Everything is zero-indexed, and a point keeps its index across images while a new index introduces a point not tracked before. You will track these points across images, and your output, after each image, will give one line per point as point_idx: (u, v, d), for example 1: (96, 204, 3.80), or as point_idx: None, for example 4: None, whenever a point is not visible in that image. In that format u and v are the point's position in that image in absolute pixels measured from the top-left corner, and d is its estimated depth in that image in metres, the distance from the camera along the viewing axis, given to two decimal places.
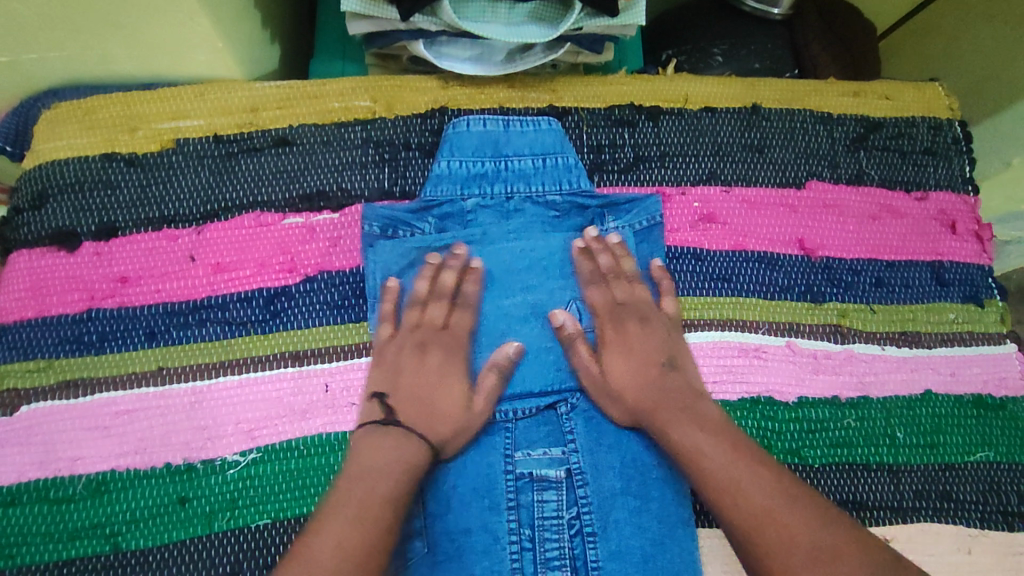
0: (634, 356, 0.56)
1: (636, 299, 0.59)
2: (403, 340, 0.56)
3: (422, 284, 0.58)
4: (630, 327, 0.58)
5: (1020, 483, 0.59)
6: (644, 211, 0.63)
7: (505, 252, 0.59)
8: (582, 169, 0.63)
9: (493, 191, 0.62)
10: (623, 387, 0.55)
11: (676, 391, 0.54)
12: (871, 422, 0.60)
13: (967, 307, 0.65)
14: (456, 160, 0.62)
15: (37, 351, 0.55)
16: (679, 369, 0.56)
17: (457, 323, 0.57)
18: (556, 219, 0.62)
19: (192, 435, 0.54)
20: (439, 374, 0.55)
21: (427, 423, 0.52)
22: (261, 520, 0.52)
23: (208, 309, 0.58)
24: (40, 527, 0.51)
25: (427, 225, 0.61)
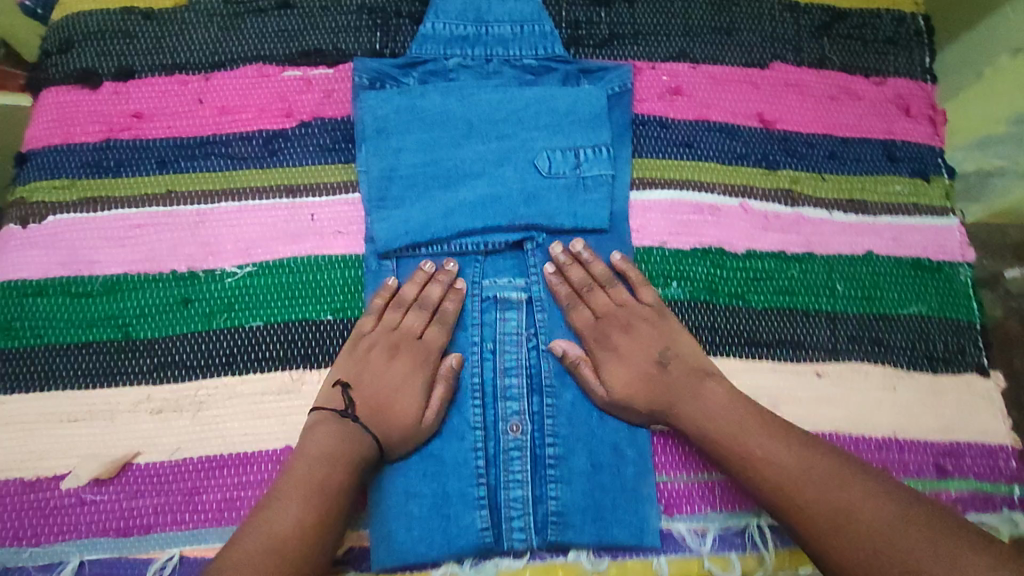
0: (630, 364, 0.58)
1: (612, 313, 0.61)
2: (377, 338, 0.59)
3: (452, 304, 0.60)
4: (615, 338, 0.59)
5: (950, 334, 0.64)
6: (617, 78, 0.68)
7: (485, 104, 0.65)
8: (557, 37, 0.69)
9: (474, 54, 0.67)
10: (630, 394, 0.57)
11: (677, 382, 0.57)
12: (814, 275, 0.65)
13: (914, 182, 0.69)
14: (440, 23, 0.68)
15: (62, 172, 0.62)
16: (674, 363, 0.58)
17: (430, 338, 0.59)
18: (531, 80, 0.68)
19: (196, 249, 0.61)
20: (400, 380, 0.57)
21: (378, 426, 0.55)
22: (253, 322, 0.60)
23: (213, 145, 0.64)
24: (64, 314, 0.59)
25: (413, 79, 0.66)
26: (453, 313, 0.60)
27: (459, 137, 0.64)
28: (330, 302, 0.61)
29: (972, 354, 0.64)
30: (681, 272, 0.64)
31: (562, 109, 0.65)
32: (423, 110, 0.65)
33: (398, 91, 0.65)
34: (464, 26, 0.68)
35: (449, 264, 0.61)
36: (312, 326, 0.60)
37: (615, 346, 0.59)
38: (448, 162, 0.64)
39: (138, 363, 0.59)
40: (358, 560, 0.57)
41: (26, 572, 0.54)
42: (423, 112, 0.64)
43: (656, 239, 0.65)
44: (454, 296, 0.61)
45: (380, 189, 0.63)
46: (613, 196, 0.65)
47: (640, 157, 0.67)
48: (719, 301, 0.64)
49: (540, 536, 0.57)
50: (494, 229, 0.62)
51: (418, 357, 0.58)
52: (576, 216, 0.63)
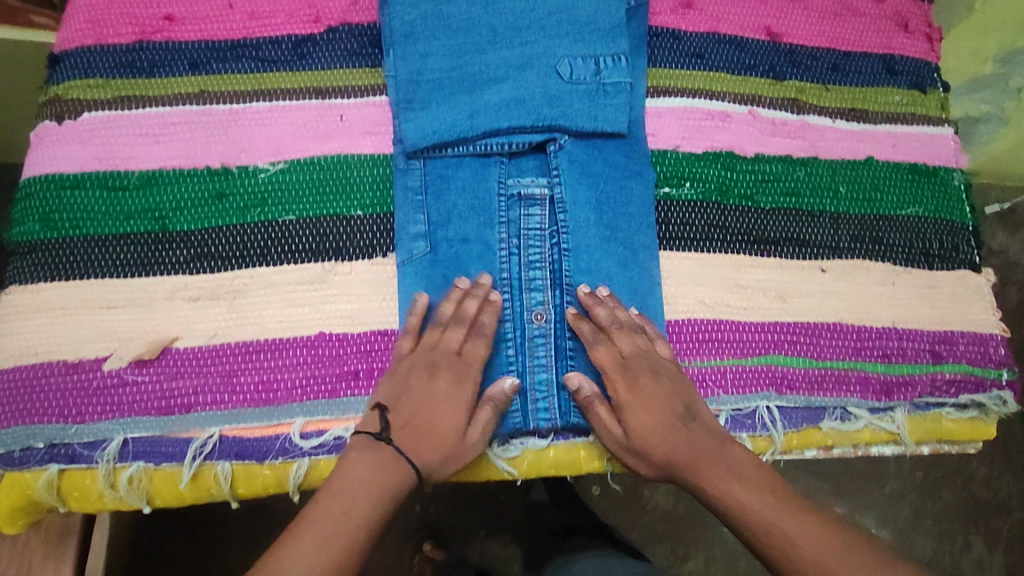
0: (655, 412, 0.58)
1: (643, 355, 0.60)
2: (415, 358, 0.58)
3: (487, 317, 0.59)
4: (643, 383, 0.58)
5: (944, 233, 0.68)
6: None
7: (508, 11, 0.66)
8: None
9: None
10: (652, 443, 0.57)
11: (700, 441, 0.57)
12: (818, 178, 0.68)
13: (912, 94, 0.72)
14: None
15: (95, 72, 0.64)
16: (697, 420, 0.58)
17: (470, 353, 0.59)
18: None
19: (227, 146, 0.64)
20: (440, 401, 0.57)
21: (415, 449, 0.55)
22: (286, 217, 0.62)
23: (244, 48, 0.66)
24: (101, 207, 0.61)
25: None
26: (490, 327, 0.59)
27: (484, 43, 0.66)
28: (359, 199, 0.63)
29: (965, 252, 0.68)
30: (694, 174, 0.67)
31: (583, 19, 0.67)
32: (449, 16, 0.66)
33: None
34: None
35: (462, 281, 0.59)
36: (343, 221, 0.63)
37: (643, 395, 0.58)
38: (473, 66, 0.65)
39: (173, 254, 0.61)
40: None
41: (73, 447, 0.56)
42: (448, 18, 0.66)
43: (670, 143, 0.68)
44: (489, 309, 0.59)
45: (408, 93, 0.64)
46: (631, 103, 0.67)
47: (654, 67, 0.70)
48: (730, 201, 0.67)
49: (565, 419, 0.61)
50: (521, 131, 0.64)
51: (457, 377, 0.58)
52: (597, 119, 0.65)
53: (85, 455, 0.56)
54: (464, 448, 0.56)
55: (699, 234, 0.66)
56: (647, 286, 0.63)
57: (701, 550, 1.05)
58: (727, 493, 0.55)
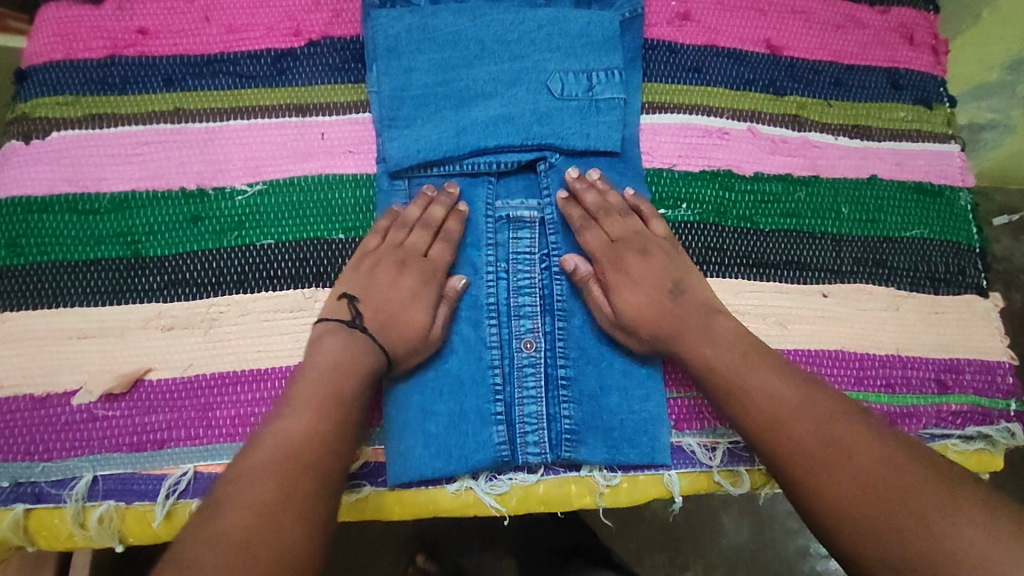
0: (643, 289, 0.57)
1: (631, 236, 0.60)
2: (380, 255, 0.58)
3: (454, 223, 0.60)
4: (630, 261, 0.59)
5: (950, 256, 0.66)
6: (627, 2, 0.66)
7: (497, 25, 0.64)
8: None
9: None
10: (639, 318, 0.57)
11: (685, 313, 0.56)
12: (820, 198, 0.66)
13: (917, 109, 0.70)
14: None
15: (65, 89, 0.62)
16: (686, 294, 0.57)
17: (436, 257, 0.59)
18: (542, 3, 0.66)
19: (204, 167, 0.61)
20: (407, 298, 0.56)
21: (386, 339, 0.55)
22: (264, 241, 0.60)
23: (221, 64, 0.63)
24: (71, 232, 0.59)
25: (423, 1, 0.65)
26: (455, 232, 0.60)
27: (471, 59, 0.63)
28: (341, 222, 0.61)
29: (972, 275, 0.66)
30: (690, 195, 0.65)
31: (575, 33, 0.64)
32: (436, 30, 0.63)
33: (409, 11, 0.63)
34: None
35: (449, 190, 0.61)
36: (324, 245, 0.60)
37: (630, 269, 0.58)
38: (461, 83, 0.63)
39: (146, 280, 0.58)
40: (372, 475, 0.58)
41: (40, 486, 0.54)
42: (434, 31, 0.63)
43: (666, 162, 0.65)
44: (457, 217, 0.60)
45: (392, 109, 0.62)
46: (625, 121, 0.64)
47: (649, 82, 0.67)
48: (728, 223, 0.64)
49: (555, 452, 0.58)
50: (511, 151, 0.62)
51: (424, 273, 0.58)
52: (589, 138, 0.62)
53: (52, 494, 0.54)
54: (430, 343, 0.56)
55: (696, 257, 0.63)
56: None
57: (700, 557, 1.02)
58: (709, 361, 0.53)
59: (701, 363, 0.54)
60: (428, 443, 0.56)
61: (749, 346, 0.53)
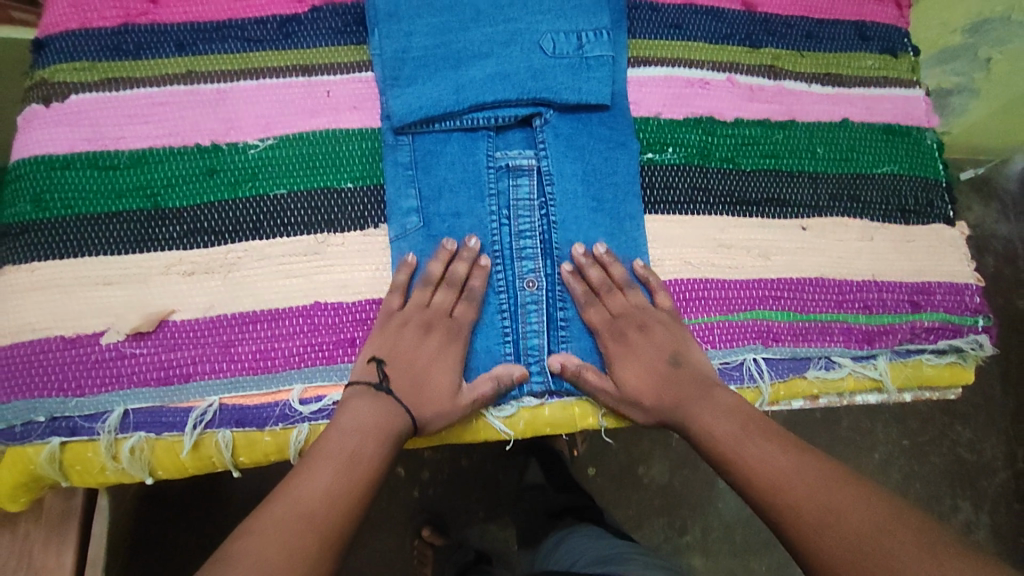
0: (642, 364, 0.61)
1: (629, 310, 0.62)
2: (408, 315, 0.60)
3: (478, 282, 0.62)
4: (632, 338, 0.62)
5: (919, 191, 0.70)
6: None
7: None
8: None
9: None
10: (642, 392, 0.60)
11: (688, 384, 0.59)
12: (796, 140, 0.70)
13: (883, 58, 0.75)
14: None
15: (82, 56, 0.65)
16: (685, 367, 0.60)
17: (461, 316, 0.61)
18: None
19: (217, 124, 0.64)
20: (432, 360, 0.59)
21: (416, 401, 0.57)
22: (276, 192, 0.63)
23: (229, 29, 0.67)
24: (93, 187, 0.62)
25: None
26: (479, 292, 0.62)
27: (467, 21, 0.67)
28: (349, 172, 0.64)
29: (939, 207, 0.70)
30: (676, 140, 0.69)
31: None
32: None
33: None
34: None
35: (472, 242, 0.62)
36: (333, 196, 0.64)
37: (631, 347, 0.61)
38: (458, 44, 0.66)
39: (167, 231, 0.61)
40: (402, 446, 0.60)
41: (73, 420, 0.57)
42: None
43: (653, 110, 0.69)
44: (480, 273, 0.62)
45: (394, 69, 0.65)
46: (613, 76, 0.68)
47: (634, 38, 0.71)
48: (712, 164, 0.68)
49: (560, 381, 0.62)
50: (510, 105, 0.65)
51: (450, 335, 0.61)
52: (581, 92, 0.66)
53: (86, 428, 0.57)
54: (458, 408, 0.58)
55: (684, 197, 0.67)
56: (627, 219, 0.66)
57: (698, 522, 1.06)
58: (708, 432, 0.57)
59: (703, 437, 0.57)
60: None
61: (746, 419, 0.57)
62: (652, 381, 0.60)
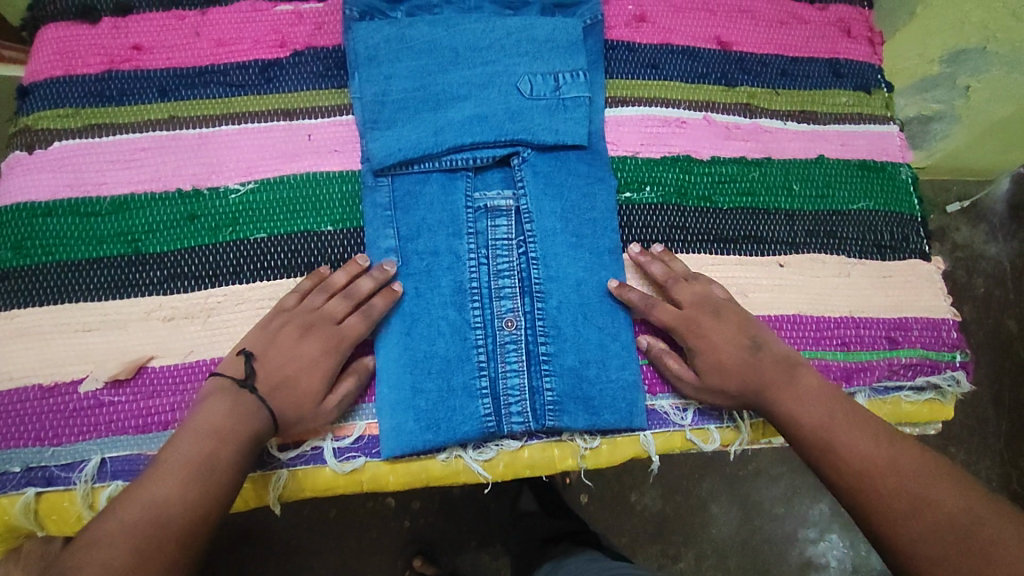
0: (723, 347, 0.60)
1: (703, 300, 0.62)
2: (295, 314, 0.59)
3: (380, 300, 0.60)
4: (706, 323, 0.61)
5: (895, 226, 0.71)
6: (588, 9, 0.71)
7: (469, 33, 0.68)
8: None
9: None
10: (729, 374, 0.59)
11: (772, 368, 0.59)
12: (772, 178, 0.71)
13: (857, 94, 0.76)
14: None
15: (66, 102, 0.66)
16: (765, 349, 0.60)
17: (348, 326, 0.59)
18: (511, 14, 0.70)
19: (199, 169, 0.65)
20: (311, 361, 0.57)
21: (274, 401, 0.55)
22: (257, 235, 0.64)
23: (212, 74, 0.68)
24: (74, 232, 0.62)
25: (400, 13, 0.69)
26: (378, 311, 0.60)
27: (446, 64, 0.67)
28: (330, 214, 0.65)
29: (915, 242, 0.71)
30: (653, 179, 0.70)
31: (541, 36, 0.68)
32: (414, 40, 0.67)
33: (387, 22, 0.67)
34: None
35: (386, 267, 0.61)
36: (313, 238, 0.64)
37: (705, 334, 0.60)
38: (437, 86, 0.67)
39: (147, 276, 0.62)
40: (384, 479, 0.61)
41: (50, 470, 0.57)
42: (411, 40, 0.67)
43: (629, 149, 0.70)
44: (385, 295, 0.61)
45: (374, 113, 0.66)
46: (590, 116, 0.69)
47: (611, 78, 0.72)
48: (689, 203, 0.69)
49: (538, 421, 0.61)
50: (487, 146, 0.66)
51: (328, 341, 0.58)
52: (558, 132, 0.66)
53: (63, 477, 0.57)
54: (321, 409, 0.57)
55: (662, 236, 0.68)
56: (607, 256, 0.66)
57: (690, 550, 1.05)
58: (795, 417, 0.56)
59: (788, 420, 0.57)
60: (418, 416, 0.60)
61: (834, 401, 0.57)
62: (733, 364, 0.59)
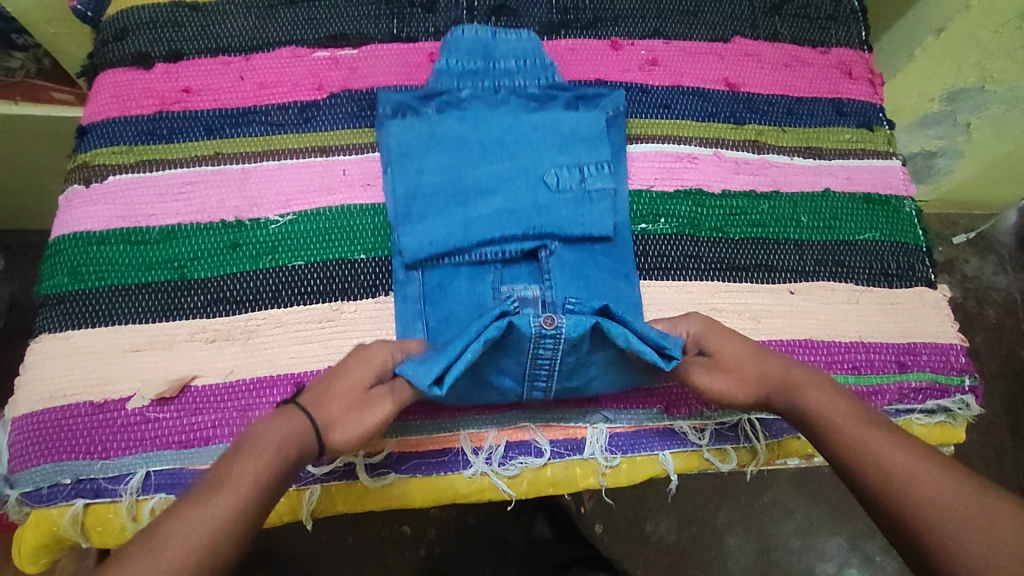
0: (731, 337, 0.61)
1: None
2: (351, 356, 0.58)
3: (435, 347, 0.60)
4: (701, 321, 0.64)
5: (901, 255, 0.74)
6: (610, 102, 0.74)
7: (496, 127, 0.71)
8: (555, 70, 0.77)
9: (484, 86, 0.75)
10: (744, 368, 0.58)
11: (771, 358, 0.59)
12: (781, 209, 0.75)
13: (861, 131, 0.80)
14: (453, 60, 0.75)
15: (121, 140, 0.71)
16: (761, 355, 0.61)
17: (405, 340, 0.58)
18: (536, 106, 0.73)
19: (241, 202, 0.70)
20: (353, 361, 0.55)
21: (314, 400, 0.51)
22: (293, 262, 0.68)
23: (255, 114, 0.73)
24: (124, 259, 0.67)
25: (430, 109, 0.72)
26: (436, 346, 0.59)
27: (474, 159, 0.70)
28: (362, 244, 0.69)
29: (921, 270, 0.74)
30: (667, 210, 0.73)
31: (565, 130, 0.71)
32: (445, 134, 0.71)
33: (419, 120, 0.71)
34: (475, 62, 0.76)
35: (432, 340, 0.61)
36: (347, 266, 0.68)
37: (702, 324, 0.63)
38: (465, 179, 0.69)
39: (191, 300, 0.66)
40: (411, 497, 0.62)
41: (98, 482, 0.60)
42: (441, 136, 0.70)
43: (644, 183, 0.74)
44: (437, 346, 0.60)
45: (405, 206, 0.69)
46: (614, 207, 0.71)
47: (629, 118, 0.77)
48: (702, 234, 0.73)
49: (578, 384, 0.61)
50: (512, 245, 0.68)
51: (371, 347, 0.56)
52: (584, 225, 0.69)
53: (109, 489, 0.60)
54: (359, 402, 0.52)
55: (676, 264, 0.71)
56: None
57: None
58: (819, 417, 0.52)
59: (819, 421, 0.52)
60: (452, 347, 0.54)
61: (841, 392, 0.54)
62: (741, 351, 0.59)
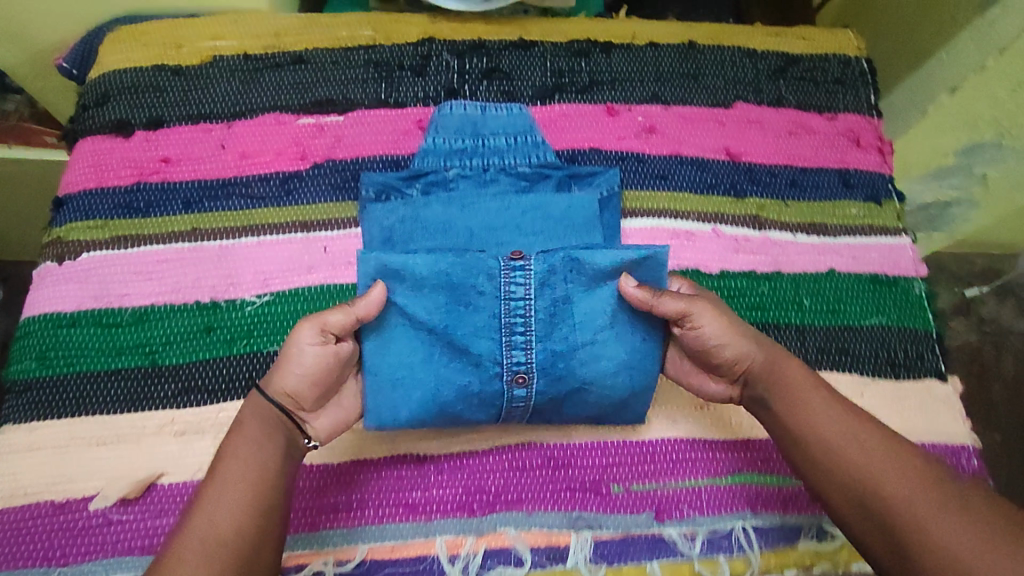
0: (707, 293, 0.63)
1: None
2: None
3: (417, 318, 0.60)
4: None
5: (908, 343, 0.70)
6: (605, 182, 0.71)
7: (484, 212, 0.67)
8: (547, 147, 0.73)
9: (471, 164, 0.71)
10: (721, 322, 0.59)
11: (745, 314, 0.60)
12: (782, 291, 0.71)
13: (867, 205, 0.76)
14: (439, 138, 0.73)
15: (96, 214, 0.69)
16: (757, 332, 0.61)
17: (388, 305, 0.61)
18: (526, 186, 0.71)
19: (218, 281, 0.67)
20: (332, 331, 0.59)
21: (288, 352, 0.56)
22: (269, 347, 0.65)
23: (235, 186, 0.71)
24: (95, 343, 0.64)
25: (415, 190, 0.69)
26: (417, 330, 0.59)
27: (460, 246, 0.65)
28: None
29: (930, 360, 0.70)
30: None
31: (556, 213, 0.67)
32: (430, 219, 0.66)
33: (403, 203, 0.67)
34: (463, 139, 0.73)
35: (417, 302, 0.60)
36: None
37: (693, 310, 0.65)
38: None
39: (163, 388, 0.63)
40: None
41: None
42: (424, 220, 0.66)
43: None
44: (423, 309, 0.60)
45: None
46: None
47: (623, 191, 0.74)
48: None
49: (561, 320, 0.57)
50: None
51: None
52: None
53: None
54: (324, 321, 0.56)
55: None
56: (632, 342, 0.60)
57: None
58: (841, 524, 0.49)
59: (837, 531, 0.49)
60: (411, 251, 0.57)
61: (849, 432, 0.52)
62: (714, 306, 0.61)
